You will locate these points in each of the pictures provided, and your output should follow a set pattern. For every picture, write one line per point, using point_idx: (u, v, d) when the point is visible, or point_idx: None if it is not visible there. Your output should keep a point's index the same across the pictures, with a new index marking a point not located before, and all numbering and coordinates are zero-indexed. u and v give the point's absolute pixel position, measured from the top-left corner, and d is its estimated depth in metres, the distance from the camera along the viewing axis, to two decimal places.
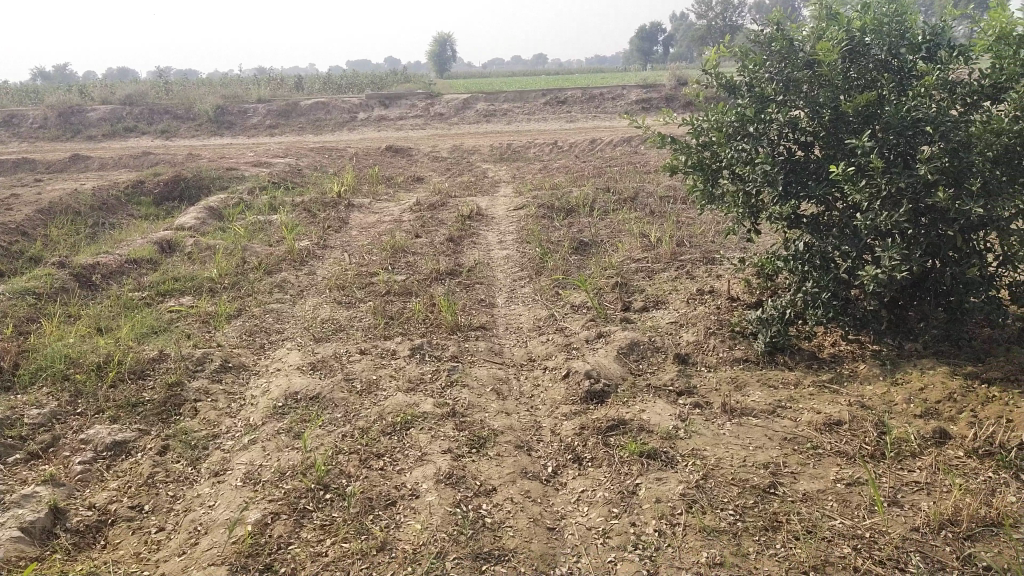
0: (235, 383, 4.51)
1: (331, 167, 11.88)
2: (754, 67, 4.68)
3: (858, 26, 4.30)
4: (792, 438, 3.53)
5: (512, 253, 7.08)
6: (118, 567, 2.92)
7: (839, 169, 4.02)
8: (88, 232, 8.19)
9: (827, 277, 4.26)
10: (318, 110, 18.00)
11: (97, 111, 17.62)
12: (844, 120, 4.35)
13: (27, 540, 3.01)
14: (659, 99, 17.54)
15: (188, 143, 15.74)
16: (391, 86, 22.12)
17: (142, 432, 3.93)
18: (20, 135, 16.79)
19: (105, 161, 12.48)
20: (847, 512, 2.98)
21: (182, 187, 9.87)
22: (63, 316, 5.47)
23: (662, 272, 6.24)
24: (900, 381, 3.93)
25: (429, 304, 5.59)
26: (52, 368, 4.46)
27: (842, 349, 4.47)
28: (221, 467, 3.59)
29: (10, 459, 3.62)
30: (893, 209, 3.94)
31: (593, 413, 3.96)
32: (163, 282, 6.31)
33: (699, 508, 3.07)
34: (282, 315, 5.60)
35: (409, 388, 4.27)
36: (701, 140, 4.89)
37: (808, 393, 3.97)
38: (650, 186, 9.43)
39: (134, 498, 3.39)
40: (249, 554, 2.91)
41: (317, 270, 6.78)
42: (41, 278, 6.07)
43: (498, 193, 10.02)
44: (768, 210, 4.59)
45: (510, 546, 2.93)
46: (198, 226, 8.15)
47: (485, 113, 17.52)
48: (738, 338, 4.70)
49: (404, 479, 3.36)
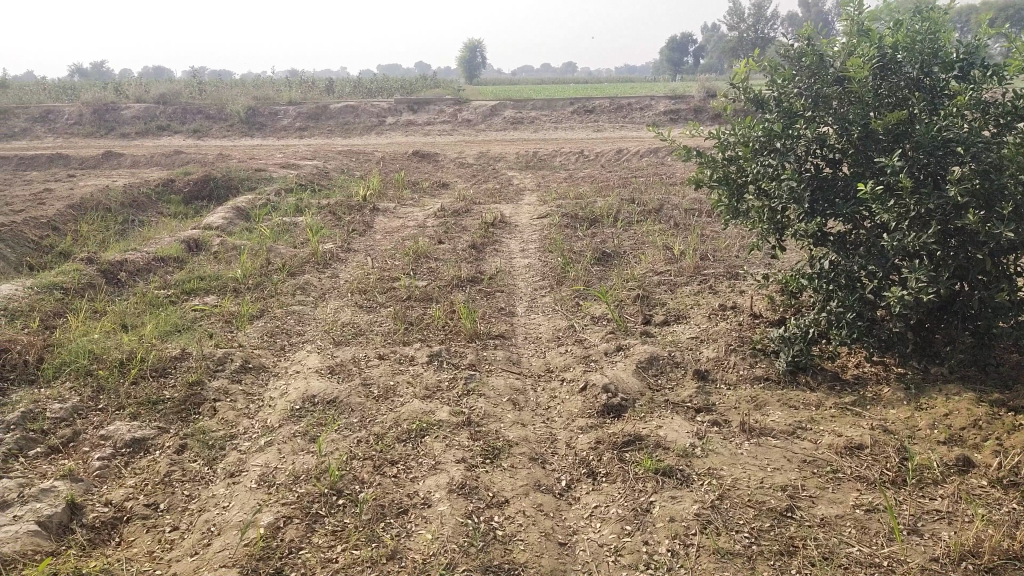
0: (254, 383, 4.54)
1: (357, 171, 11.96)
2: (783, 82, 4.61)
3: (890, 43, 4.25)
4: (811, 461, 3.48)
5: (534, 262, 7.07)
6: (132, 565, 2.95)
7: (867, 188, 3.96)
8: (118, 229, 8.31)
9: (852, 298, 4.20)
10: (347, 113, 18.15)
11: (131, 109, 17.91)
12: (874, 138, 4.29)
13: (43, 534, 3.05)
14: (688, 110, 17.45)
15: (219, 143, 15.95)
16: (420, 91, 22.23)
17: (161, 430, 3.97)
18: (55, 131, 17.11)
19: (136, 159, 12.67)
20: (865, 540, 2.92)
21: (210, 186, 9.99)
22: (89, 312, 5.55)
23: (685, 286, 6.19)
24: (924, 406, 3.86)
25: (450, 311, 5.60)
26: (75, 364, 4.52)
27: (866, 370, 4.40)
28: (237, 468, 3.61)
29: (31, 452, 3.67)
30: (921, 229, 3.88)
31: (610, 427, 3.93)
32: (189, 280, 6.38)
33: (713, 529, 3.03)
34: (303, 318, 5.64)
35: (426, 395, 4.27)
36: (728, 153, 4.87)
37: (829, 415, 3.91)
38: (675, 198, 9.38)
39: (150, 496, 3.42)
40: (261, 557, 2.92)
41: (340, 274, 6.82)
42: (69, 274, 6.16)
43: (523, 201, 10.02)
44: (793, 227, 4.54)
45: (520, 560, 2.91)
46: (224, 226, 8.25)
47: (513, 121, 17.55)
48: (759, 355, 4.64)
49: (417, 488, 3.35)
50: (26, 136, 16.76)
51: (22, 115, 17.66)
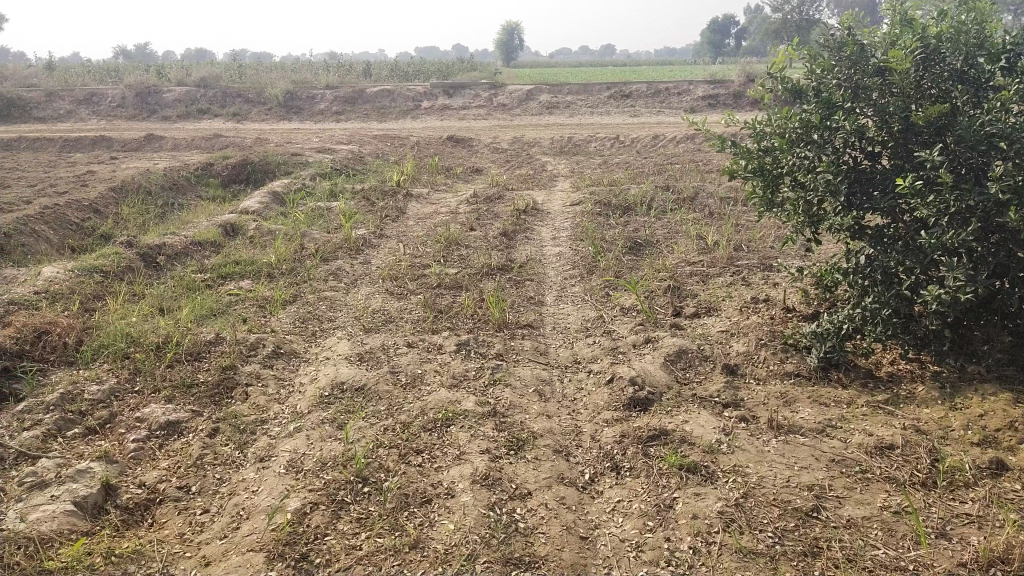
0: (285, 369, 4.61)
1: (392, 155, 12.02)
2: (822, 72, 4.52)
3: (934, 33, 4.12)
4: (840, 461, 3.43)
5: (566, 251, 7.05)
6: (163, 547, 3.03)
7: (905, 182, 3.87)
8: (157, 212, 8.47)
9: (888, 294, 4.10)
10: (383, 97, 18.20)
11: (172, 92, 18.18)
12: (914, 131, 4.21)
13: (79, 514, 3.15)
14: (727, 95, 17.15)
15: (257, 126, 16.13)
16: (456, 75, 22.18)
17: (194, 413, 4.06)
18: (99, 113, 17.46)
19: (177, 142, 12.89)
20: (891, 543, 2.88)
21: (247, 171, 10.12)
22: (128, 295, 5.67)
23: (717, 277, 6.11)
24: (959, 406, 3.77)
25: (479, 300, 5.62)
26: (114, 346, 4.64)
27: (901, 367, 4.31)
28: (266, 453, 3.68)
29: (69, 433, 3.79)
30: (961, 226, 3.77)
31: (635, 421, 3.92)
32: (224, 265, 6.49)
33: (737, 527, 3.01)
34: (335, 303, 5.70)
35: (452, 384, 4.30)
36: (763, 144, 4.76)
37: (860, 414, 3.85)
38: (711, 186, 9.25)
39: (182, 479, 3.50)
40: (287, 542, 2.98)
41: (372, 260, 6.87)
42: (109, 257, 6.31)
43: (556, 187, 9.98)
44: (829, 220, 4.46)
45: (541, 553, 2.92)
46: (261, 210, 8.36)
47: (548, 105, 17.44)
48: (790, 351, 4.58)
49: (441, 477, 3.39)
50: (71, 118, 17.14)
51: (68, 97, 18.04)
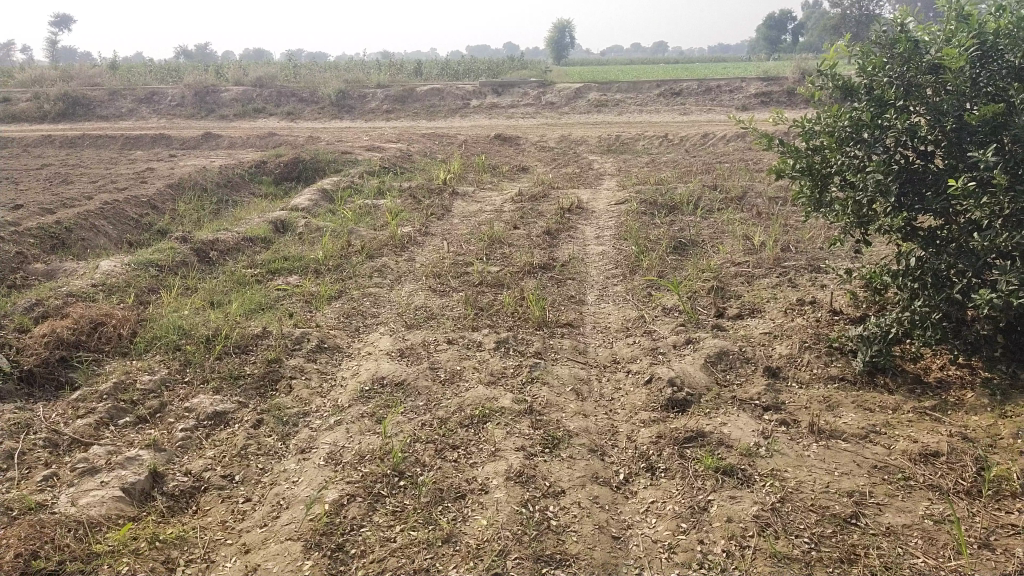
0: (329, 363, 4.71)
1: (439, 154, 12.14)
2: (873, 70, 4.40)
3: (991, 29, 3.99)
4: (882, 467, 3.35)
5: (609, 250, 7.03)
6: (205, 534, 3.13)
7: (957, 184, 3.76)
8: (212, 208, 8.72)
9: (939, 298, 3.98)
10: (433, 96, 18.35)
11: (229, 92, 18.66)
12: (969, 130, 4.05)
13: (127, 499, 3.28)
14: (780, 93, 16.81)
15: (310, 125, 16.45)
16: (506, 73, 22.23)
17: (240, 404, 4.18)
18: (159, 112, 18.03)
19: (233, 140, 13.23)
20: (931, 552, 2.81)
21: (299, 168, 10.33)
22: (181, 288, 5.86)
23: (763, 278, 6.02)
24: (1010, 413, 3.64)
25: (519, 298, 5.64)
26: (166, 338, 4.80)
27: (950, 373, 4.19)
28: (307, 445, 3.77)
29: (121, 422, 3.94)
30: (1015, 229, 3.64)
31: (673, 422, 3.90)
32: (274, 260, 6.65)
33: (772, 532, 2.97)
34: (379, 300, 5.80)
35: (490, 381, 4.33)
36: (812, 143, 4.67)
37: (906, 420, 3.75)
38: (760, 186, 9.10)
39: (226, 468, 3.61)
40: (323, 532, 3.05)
41: (417, 257, 6.96)
42: (164, 252, 6.51)
43: (602, 186, 9.95)
44: (879, 221, 4.36)
45: (572, 552, 2.93)
46: (310, 207, 8.53)
47: (597, 103, 17.36)
48: (835, 354, 4.48)
49: (476, 473, 3.42)
50: (134, 117, 17.75)
51: (130, 96, 18.67)
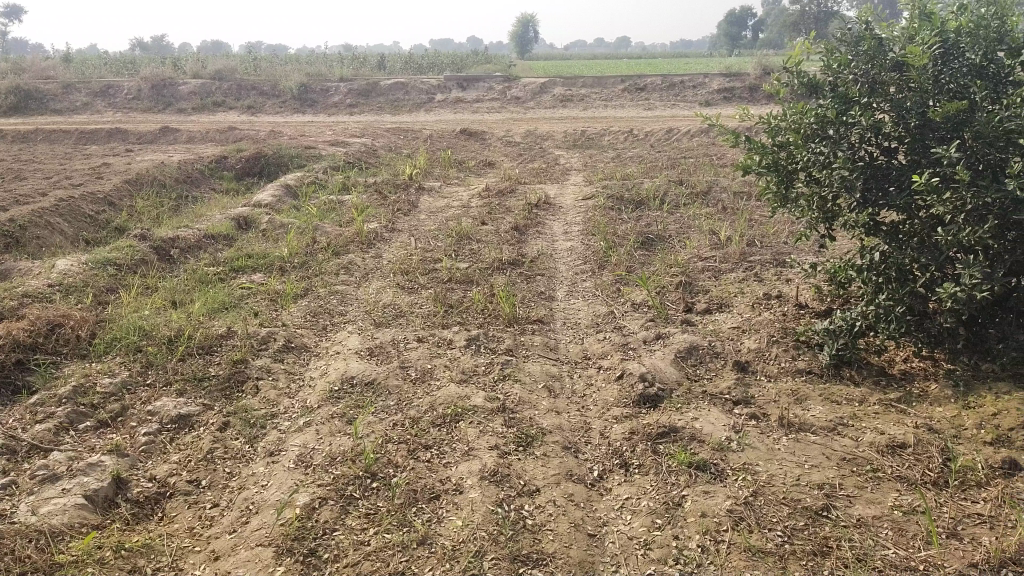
0: (296, 363, 4.63)
1: (405, 149, 12.03)
2: (838, 67, 4.47)
3: (953, 28, 4.08)
4: (851, 459, 3.39)
5: (577, 245, 7.03)
6: (172, 541, 3.05)
7: (922, 179, 3.82)
8: (172, 204, 8.51)
9: (902, 292, 4.05)
10: (397, 89, 18.17)
11: (187, 85, 18.24)
12: (932, 127, 4.14)
13: (90, 507, 3.18)
14: (742, 89, 17.00)
15: (271, 120, 16.17)
16: (469, 68, 22.11)
17: (206, 407, 4.09)
18: (114, 106, 17.56)
19: (191, 134, 12.94)
20: (901, 542, 2.85)
21: (261, 163, 10.14)
22: (141, 288, 5.71)
23: (730, 273, 6.07)
24: (972, 404, 3.72)
25: (489, 295, 5.61)
26: (126, 340, 4.66)
27: (914, 365, 4.27)
28: (276, 447, 3.70)
29: (81, 426, 3.82)
30: (977, 223, 3.72)
31: (645, 418, 3.91)
32: (237, 258, 6.51)
33: (745, 526, 2.99)
34: (346, 298, 5.71)
35: (462, 379, 4.30)
36: (777, 139, 4.72)
37: (872, 412, 3.81)
38: (724, 181, 9.19)
39: (192, 473, 3.52)
40: (296, 537, 2.99)
41: (383, 254, 6.88)
42: (123, 250, 6.34)
43: (569, 181, 9.95)
44: (844, 216, 4.43)
45: (548, 551, 2.92)
46: (273, 204, 8.38)
47: (562, 98, 17.37)
48: (803, 348, 4.54)
49: (450, 473, 3.39)
50: (88, 111, 17.26)
51: (84, 89, 18.15)
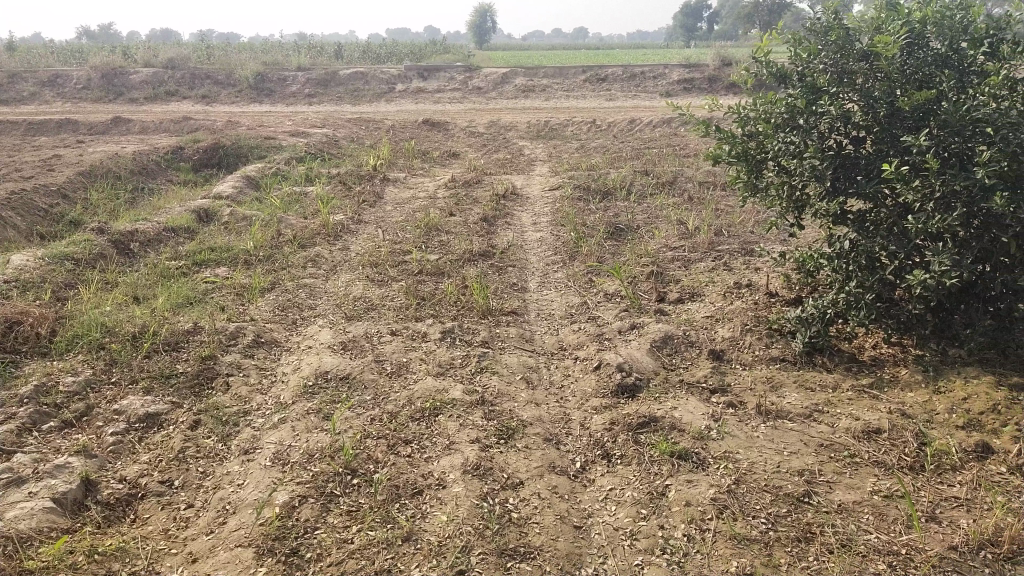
0: (267, 358, 4.53)
1: (367, 139, 11.88)
2: (807, 56, 4.49)
3: (919, 18, 4.12)
4: (828, 445, 3.44)
5: (547, 236, 7.01)
6: (148, 544, 2.96)
7: (891, 167, 3.87)
8: (128, 196, 8.26)
9: (872, 279, 4.10)
10: (357, 79, 17.91)
11: (139, 73, 17.72)
12: (900, 116, 4.18)
13: (59, 511, 3.07)
14: (702, 79, 17.16)
15: (227, 109, 15.81)
16: (429, 57, 21.88)
17: (174, 405, 3.97)
18: (62, 95, 16.98)
19: (145, 124, 12.57)
20: (883, 527, 2.90)
21: (220, 154, 9.90)
22: (100, 283, 5.52)
23: (699, 262, 6.12)
24: (942, 389, 3.81)
25: (461, 287, 5.56)
26: (88, 337, 4.50)
27: (883, 352, 4.34)
28: (251, 445, 3.61)
29: (45, 427, 3.68)
30: (945, 211, 3.78)
31: (624, 408, 3.91)
32: (200, 251, 6.34)
33: (730, 514, 3.01)
34: (315, 291, 5.61)
35: (438, 373, 4.25)
36: (747, 129, 4.76)
37: (847, 398, 3.87)
38: (689, 171, 9.26)
39: (165, 473, 3.42)
40: (277, 536, 2.92)
41: (351, 246, 6.78)
42: (80, 244, 6.13)
43: (535, 172, 9.92)
44: (813, 206, 4.47)
45: (535, 544, 2.91)
46: (235, 195, 8.19)
47: (523, 89, 17.31)
48: (775, 336, 4.58)
49: (431, 468, 3.35)
50: (35, 101, 16.67)
51: (30, 79, 17.55)
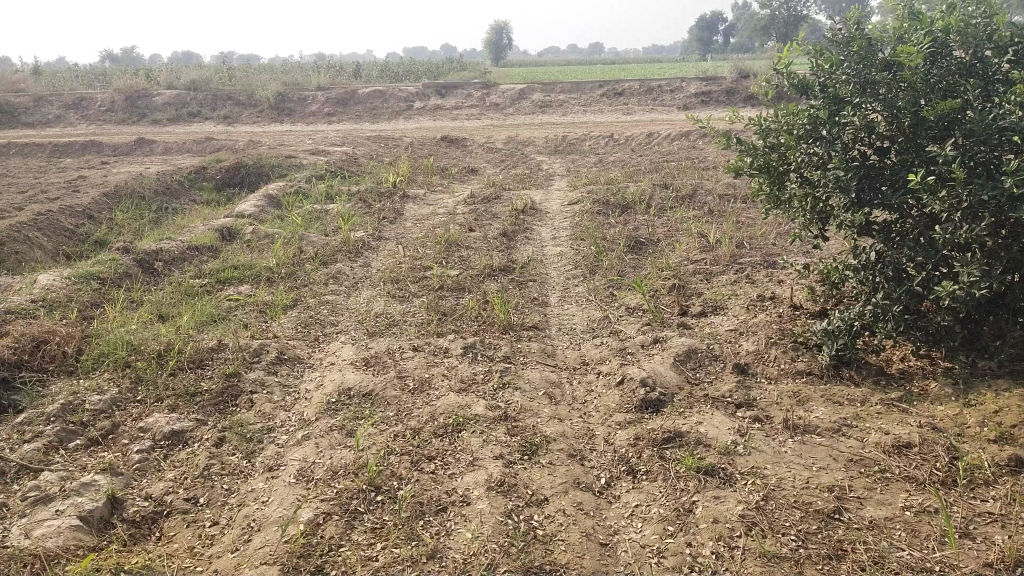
0: (290, 375, 4.55)
1: (386, 156, 11.96)
2: (829, 67, 4.45)
3: (941, 27, 4.07)
4: (858, 460, 3.38)
5: (567, 250, 7.00)
6: (173, 561, 2.96)
7: (917, 178, 3.81)
8: (152, 216, 8.37)
9: (899, 290, 4.02)
10: (375, 97, 18.08)
11: (161, 95, 18.02)
12: (924, 126, 4.11)
13: (85, 529, 3.08)
14: (720, 92, 17.13)
15: (248, 129, 16.01)
16: (446, 75, 22.07)
17: (199, 422, 3.98)
18: (88, 118, 17.29)
19: (168, 145, 12.75)
20: (916, 544, 2.84)
21: (241, 173, 10.02)
22: (125, 302, 5.58)
23: (721, 275, 6.07)
24: (974, 402, 3.73)
25: (482, 302, 5.56)
26: (114, 355, 4.55)
27: (912, 364, 4.27)
28: (275, 462, 3.61)
29: (72, 445, 3.71)
30: (973, 221, 3.71)
31: (648, 423, 3.87)
32: (223, 269, 6.40)
33: (759, 531, 2.96)
34: (337, 308, 5.63)
35: (461, 389, 4.24)
36: (769, 140, 4.73)
37: (875, 412, 3.80)
38: (709, 183, 9.22)
39: (190, 491, 3.43)
40: (301, 554, 2.91)
41: (372, 262, 6.80)
42: (105, 263, 6.20)
43: (553, 186, 9.93)
44: (837, 217, 4.42)
45: (561, 561, 2.87)
46: (257, 213, 8.27)
47: (541, 104, 17.38)
48: (801, 349, 4.53)
49: (455, 485, 3.33)
50: (61, 124, 16.98)
51: (57, 102, 17.90)
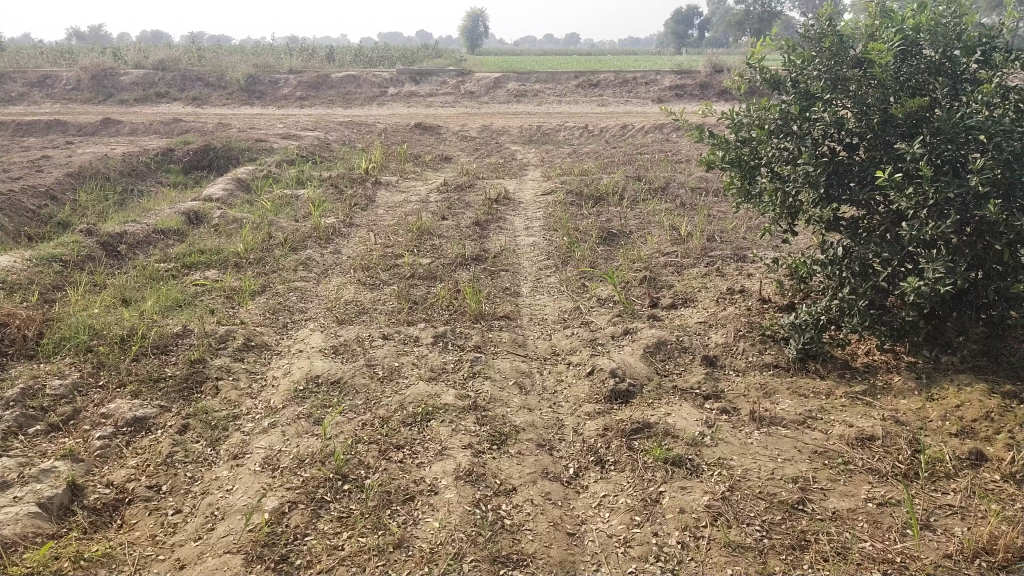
0: (257, 362, 4.48)
1: (359, 142, 11.84)
2: (801, 63, 4.48)
3: (912, 25, 4.09)
4: (822, 452, 3.43)
5: (540, 241, 6.99)
6: (135, 550, 2.91)
7: (885, 175, 3.85)
8: (117, 199, 8.18)
9: (865, 285, 4.06)
10: (349, 83, 17.86)
11: (129, 75, 17.60)
12: (893, 124, 4.15)
13: (44, 516, 3.01)
14: (693, 86, 17.18)
15: (218, 111, 15.73)
16: (421, 62, 21.85)
17: (163, 409, 3.91)
18: (53, 96, 16.85)
19: (135, 126, 12.48)
20: (877, 535, 2.89)
21: (210, 156, 9.84)
22: (88, 285, 5.46)
23: (692, 267, 6.11)
24: (936, 396, 3.80)
25: (454, 291, 5.53)
26: (75, 339, 4.44)
27: (876, 358, 4.33)
28: (240, 450, 3.56)
29: (31, 430, 3.62)
30: (939, 219, 3.75)
31: (617, 414, 3.89)
32: (189, 254, 6.28)
33: (725, 521, 2.99)
34: (306, 294, 5.57)
35: (431, 377, 4.22)
36: (741, 134, 4.74)
37: (840, 405, 3.86)
38: (682, 176, 9.26)
39: (153, 478, 3.37)
40: (266, 543, 2.88)
41: (343, 249, 6.74)
42: (68, 245, 6.06)
43: (527, 176, 9.91)
44: (806, 212, 4.45)
45: (529, 551, 2.88)
46: (226, 198, 8.13)
47: (516, 94, 17.30)
48: (769, 342, 4.57)
49: (423, 474, 3.31)
50: (24, 102, 16.54)
51: (20, 80, 17.46)
